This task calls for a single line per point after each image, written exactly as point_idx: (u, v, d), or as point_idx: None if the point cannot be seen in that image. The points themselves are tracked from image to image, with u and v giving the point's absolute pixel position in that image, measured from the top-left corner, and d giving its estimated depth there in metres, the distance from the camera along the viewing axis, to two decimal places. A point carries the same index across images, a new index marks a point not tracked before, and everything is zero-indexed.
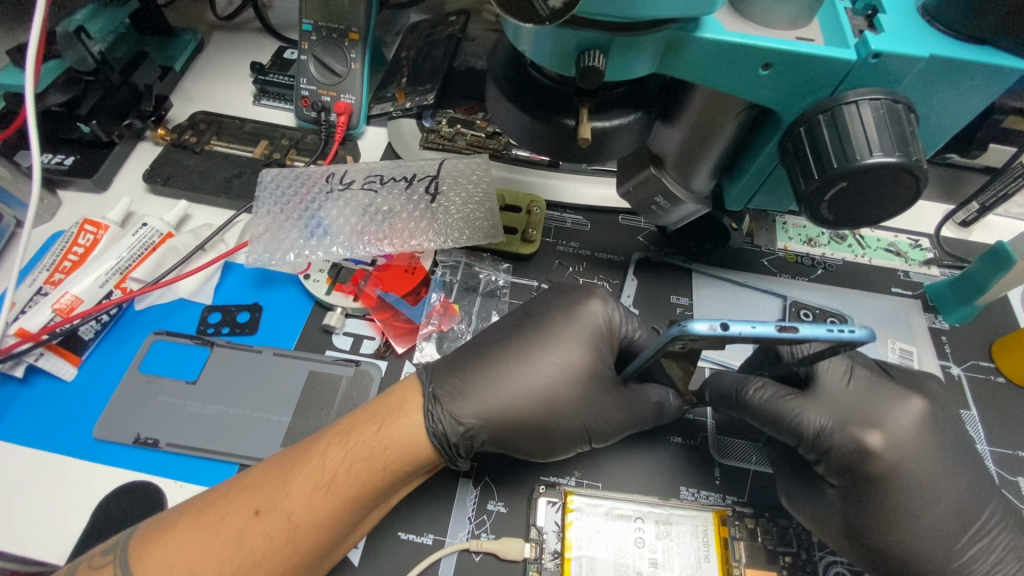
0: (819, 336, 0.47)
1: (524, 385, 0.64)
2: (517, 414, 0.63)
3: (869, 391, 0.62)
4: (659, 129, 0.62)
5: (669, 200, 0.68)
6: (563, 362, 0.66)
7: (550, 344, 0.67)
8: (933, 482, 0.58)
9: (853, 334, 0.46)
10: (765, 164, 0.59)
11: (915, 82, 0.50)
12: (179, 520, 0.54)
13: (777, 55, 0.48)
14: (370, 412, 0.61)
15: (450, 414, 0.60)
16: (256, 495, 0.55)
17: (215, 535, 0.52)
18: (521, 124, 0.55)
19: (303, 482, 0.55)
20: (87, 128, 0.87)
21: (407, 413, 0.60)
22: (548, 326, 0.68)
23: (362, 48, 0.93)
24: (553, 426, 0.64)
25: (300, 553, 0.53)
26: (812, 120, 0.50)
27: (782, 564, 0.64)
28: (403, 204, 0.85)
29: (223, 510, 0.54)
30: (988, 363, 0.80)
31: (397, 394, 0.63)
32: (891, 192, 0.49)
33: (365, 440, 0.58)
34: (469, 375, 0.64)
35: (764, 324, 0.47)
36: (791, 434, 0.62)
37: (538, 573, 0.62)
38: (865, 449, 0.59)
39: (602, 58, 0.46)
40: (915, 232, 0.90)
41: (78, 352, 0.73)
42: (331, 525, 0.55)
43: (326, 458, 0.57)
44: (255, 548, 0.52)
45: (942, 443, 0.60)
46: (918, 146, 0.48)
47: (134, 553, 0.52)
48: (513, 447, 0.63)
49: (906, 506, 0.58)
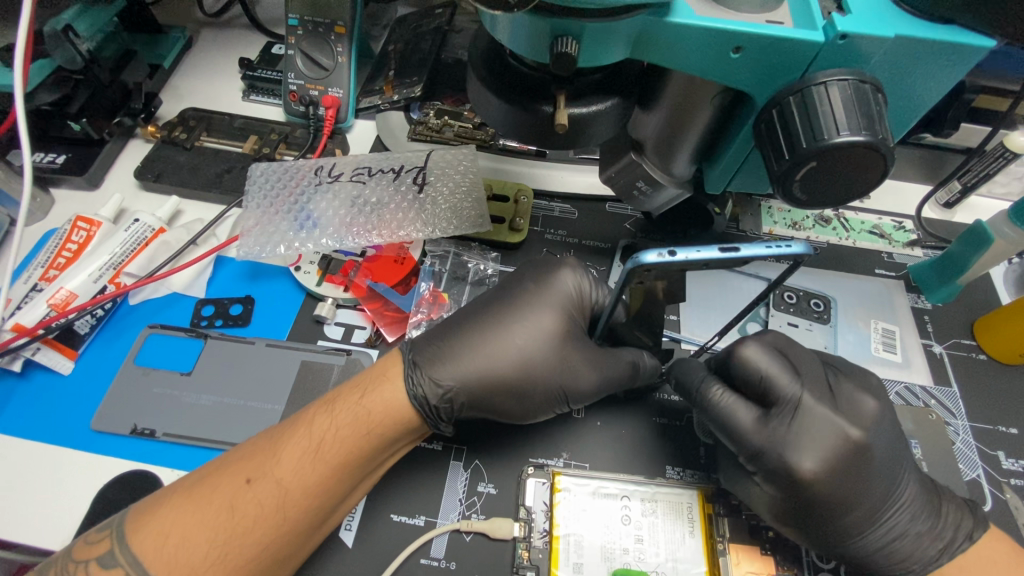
0: (761, 254, 0.51)
1: (501, 348, 0.66)
2: (494, 375, 0.64)
3: (818, 426, 0.60)
4: (638, 115, 0.63)
5: (651, 185, 0.69)
6: (535, 327, 0.67)
7: (524, 313, 0.68)
8: (853, 490, 0.59)
9: (791, 248, 0.51)
10: (742, 148, 0.61)
11: (883, 63, 0.51)
12: (173, 496, 0.55)
13: (747, 38, 0.49)
14: (353, 382, 0.63)
15: (430, 377, 0.62)
16: (246, 466, 0.56)
17: (207, 504, 0.54)
18: (501, 112, 0.57)
19: (292, 451, 0.57)
20: (78, 126, 0.88)
21: (389, 380, 0.63)
22: (522, 294, 0.70)
23: (348, 42, 0.94)
24: (530, 386, 0.66)
25: (290, 519, 0.55)
26: (783, 102, 0.51)
27: (764, 538, 0.65)
28: (391, 195, 0.86)
29: (215, 481, 0.55)
30: (970, 342, 0.82)
31: (380, 364, 0.65)
32: (858, 171, 0.50)
33: (351, 406, 0.60)
34: (448, 342, 0.66)
35: (707, 249, 0.51)
36: (733, 444, 0.62)
37: (527, 551, 0.63)
38: (796, 472, 0.59)
39: (575, 45, 0.46)
40: (898, 214, 0.91)
41: (75, 346, 0.74)
42: (320, 490, 0.56)
43: (313, 427, 0.59)
44: (245, 515, 0.54)
45: (869, 460, 0.60)
46: (885, 125, 0.49)
47: (130, 527, 0.53)
48: (491, 408, 0.65)
49: (827, 508, 0.59)
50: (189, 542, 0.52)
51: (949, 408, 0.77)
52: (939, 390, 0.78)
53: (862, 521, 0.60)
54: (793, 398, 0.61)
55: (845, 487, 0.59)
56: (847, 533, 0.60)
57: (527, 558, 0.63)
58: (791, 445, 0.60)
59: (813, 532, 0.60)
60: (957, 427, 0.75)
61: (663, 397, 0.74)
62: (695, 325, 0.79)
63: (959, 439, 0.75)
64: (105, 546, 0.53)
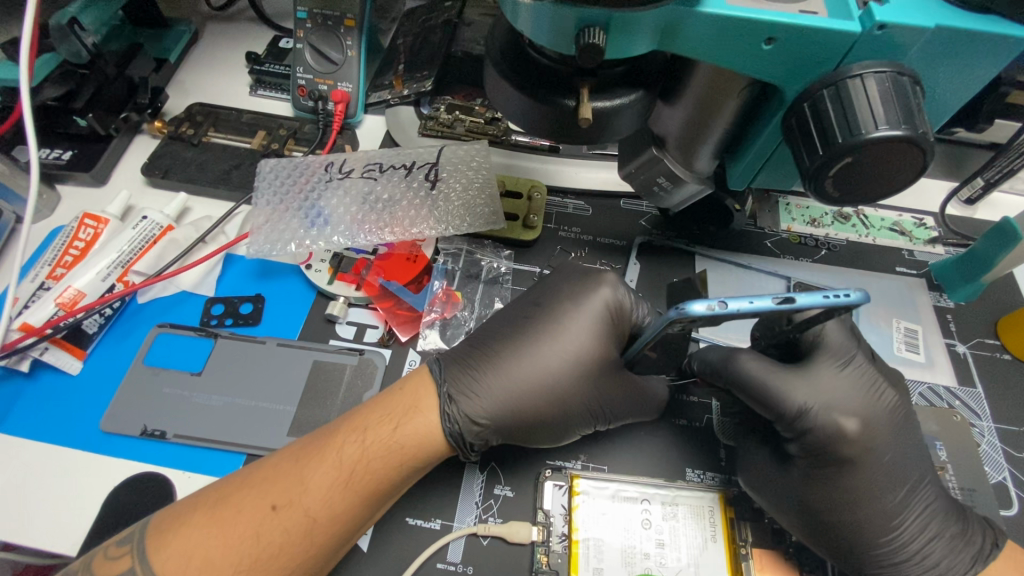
0: (815, 303, 0.48)
1: (534, 377, 0.64)
2: (528, 410, 0.63)
3: (857, 386, 0.60)
4: (661, 108, 0.61)
5: (671, 181, 0.67)
6: (572, 356, 0.65)
7: (560, 338, 0.66)
8: (885, 469, 0.59)
9: (851, 297, 0.47)
10: (768, 143, 0.59)
11: (920, 54, 0.49)
12: (192, 515, 0.54)
13: (780, 28, 0.47)
14: (384, 408, 0.60)
15: (466, 415, 0.61)
16: (273, 491, 0.55)
17: (233, 528, 0.53)
18: (521, 106, 0.55)
19: (321, 480, 0.56)
20: (84, 121, 0.87)
21: (423, 411, 0.60)
22: (559, 314, 0.67)
23: (358, 35, 0.92)
24: (564, 421, 0.64)
25: (317, 546, 0.54)
26: (817, 95, 0.49)
27: (788, 542, 0.64)
28: (402, 192, 0.84)
29: (239, 504, 0.54)
30: (994, 341, 0.80)
31: (411, 389, 0.62)
32: (895, 168, 0.48)
33: (383, 437, 0.58)
34: (482, 373, 0.64)
35: (761, 299, 0.48)
36: (773, 412, 0.59)
37: (546, 555, 0.62)
38: (843, 435, 0.58)
39: (602, 35, 0.45)
40: (919, 211, 0.90)
41: (82, 345, 0.73)
42: (348, 519, 0.56)
43: (343, 455, 0.57)
44: (272, 542, 0.53)
45: (899, 433, 0.60)
46: (924, 118, 0.47)
47: (147, 546, 0.53)
48: (525, 439, 0.64)
49: (858, 488, 0.59)
50: (214, 565, 0.52)
51: (973, 409, 0.75)
52: (963, 390, 0.77)
53: (891, 515, 0.58)
54: (840, 353, 0.61)
55: (882, 465, 0.59)
56: (877, 531, 0.58)
57: (546, 563, 0.62)
58: (836, 401, 0.59)
59: (839, 518, 0.59)
60: (982, 429, 0.73)
61: (681, 399, 0.72)
62: (715, 325, 0.77)
63: (985, 441, 0.73)
64: (126, 562, 0.52)
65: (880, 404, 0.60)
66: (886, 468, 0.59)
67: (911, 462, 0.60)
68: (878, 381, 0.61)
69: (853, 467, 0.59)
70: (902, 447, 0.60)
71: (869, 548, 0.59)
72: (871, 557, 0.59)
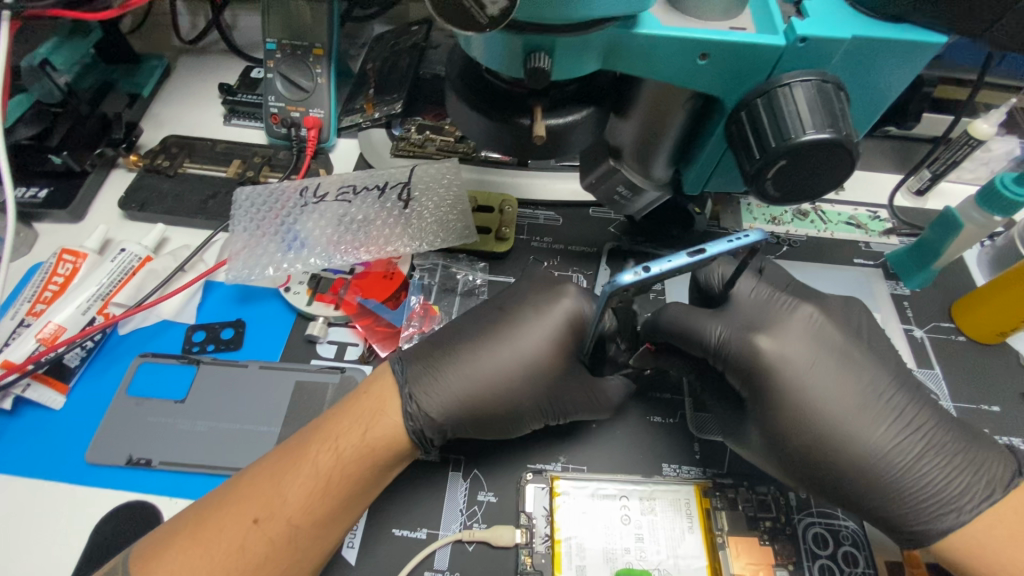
0: (723, 249, 0.51)
1: (493, 376, 0.65)
2: (484, 403, 0.65)
3: (831, 339, 0.63)
4: (615, 121, 0.64)
5: (631, 189, 0.72)
6: (527, 355, 0.66)
7: (517, 339, 0.67)
8: (851, 388, 0.61)
9: (748, 238, 0.53)
10: (715, 150, 0.62)
11: (842, 63, 0.54)
12: (177, 535, 0.56)
13: (713, 45, 0.51)
14: (351, 413, 0.62)
15: (424, 411, 0.62)
16: (253, 504, 0.57)
17: (218, 544, 0.55)
18: (480, 127, 0.58)
19: (299, 489, 0.57)
20: (59, 159, 0.88)
21: (389, 414, 0.62)
22: (517, 317, 0.69)
23: (326, 63, 0.95)
24: (516, 415, 0.66)
25: (302, 549, 0.57)
26: (751, 104, 0.53)
27: (762, 528, 0.67)
28: (377, 212, 0.87)
29: (220, 522, 0.56)
30: (949, 324, 0.84)
31: (375, 393, 0.63)
32: (827, 167, 0.52)
33: (353, 444, 0.59)
34: (442, 373, 0.65)
35: (678, 257, 0.50)
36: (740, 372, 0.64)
37: (529, 556, 0.64)
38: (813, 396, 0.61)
39: (548, 59, 0.48)
40: (873, 204, 0.94)
41: (65, 380, 0.74)
42: (328, 522, 0.58)
43: (317, 463, 0.59)
44: (258, 553, 0.55)
45: (859, 349, 0.63)
46: (849, 121, 0.51)
47: (135, 569, 0.54)
48: (483, 430, 0.66)
49: (836, 414, 0.60)
50: None
51: (935, 390, 0.79)
52: (923, 373, 0.80)
53: (882, 441, 0.59)
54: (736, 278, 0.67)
55: (851, 386, 0.61)
56: (869, 459, 0.59)
57: (531, 564, 0.64)
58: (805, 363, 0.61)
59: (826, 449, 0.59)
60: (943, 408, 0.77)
61: (655, 397, 0.75)
62: None
63: None
64: None
65: (825, 325, 0.64)
66: (878, 401, 0.60)
67: (902, 396, 0.61)
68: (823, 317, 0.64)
69: (845, 408, 0.60)
70: (884, 376, 0.62)
71: (869, 479, 0.59)
72: (871, 485, 0.59)
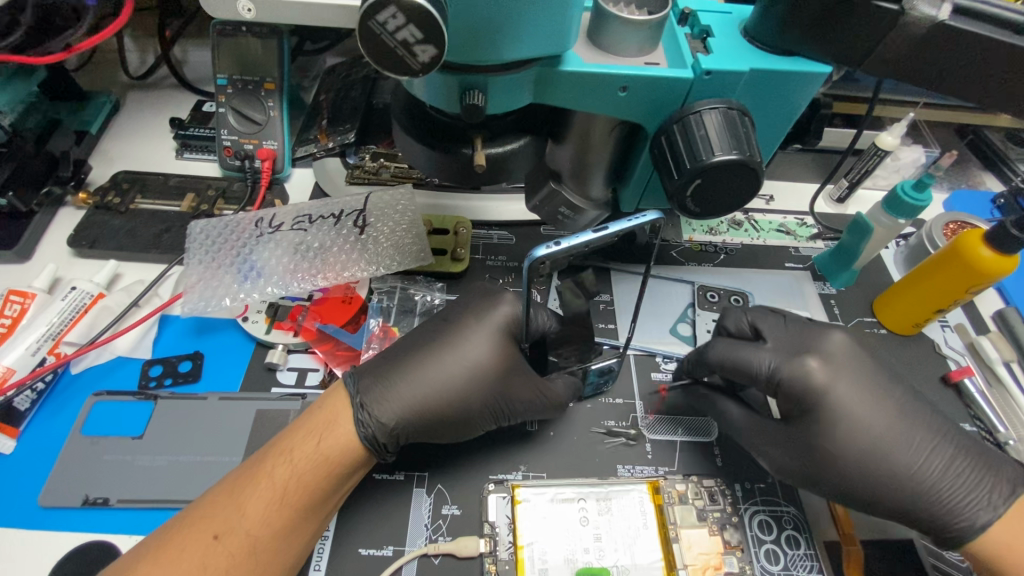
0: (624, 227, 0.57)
1: (442, 382, 0.68)
2: (437, 407, 0.68)
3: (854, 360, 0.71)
4: (552, 147, 0.69)
5: (572, 210, 0.74)
6: (472, 360, 0.70)
7: (461, 345, 0.71)
8: (867, 409, 0.68)
9: (645, 216, 0.58)
10: (644, 171, 0.68)
11: (745, 91, 0.60)
12: (136, 562, 0.56)
13: (630, 79, 0.57)
14: (306, 427, 0.64)
15: (376, 418, 0.65)
16: (212, 522, 0.58)
17: (177, 564, 0.55)
18: (426, 157, 0.62)
19: (257, 502, 0.59)
20: (3, 201, 0.87)
21: (342, 423, 0.64)
22: (461, 325, 0.72)
23: (278, 97, 0.97)
24: (466, 419, 0.69)
25: (263, 562, 0.58)
26: (669, 130, 0.59)
27: (711, 519, 0.71)
28: (333, 239, 0.89)
29: (180, 543, 0.57)
30: (872, 319, 0.92)
31: (329, 407, 0.66)
32: (740, 184, 0.58)
33: (308, 454, 0.62)
34: (392, 382, 0.68)
35: (583, 233, 0.57)
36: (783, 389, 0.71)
37: (494, 565, 0.66)
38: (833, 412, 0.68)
39: (481, 96, 0.52)
40: (799, 212, 1.02)
41: (15, 423, 0.73)
42: (288, 531, 0.59)
43: (274, 476, 0.60)
44: (218, 568, 0.56)
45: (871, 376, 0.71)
46: (754, 143, 0.57)
47: None
48: (436, 435, 0.69)
49: (849, 428, 0.67)
50: None
51: None
52: None
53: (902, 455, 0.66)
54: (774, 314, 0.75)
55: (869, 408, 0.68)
56: (887, 470, 0.66)
57: (495, 571, 0.66)
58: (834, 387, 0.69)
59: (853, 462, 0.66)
60: None
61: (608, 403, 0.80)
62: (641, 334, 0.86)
63: None
64: None
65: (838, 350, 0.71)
66: (898, 421, 0.68)
67: (918, 417, 0.69)
68: (822, 333, 0.73)
69: (863, 425, 0.67)
70: (894, 396, 0.69)
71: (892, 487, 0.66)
72: (894, 494, 0.66)
